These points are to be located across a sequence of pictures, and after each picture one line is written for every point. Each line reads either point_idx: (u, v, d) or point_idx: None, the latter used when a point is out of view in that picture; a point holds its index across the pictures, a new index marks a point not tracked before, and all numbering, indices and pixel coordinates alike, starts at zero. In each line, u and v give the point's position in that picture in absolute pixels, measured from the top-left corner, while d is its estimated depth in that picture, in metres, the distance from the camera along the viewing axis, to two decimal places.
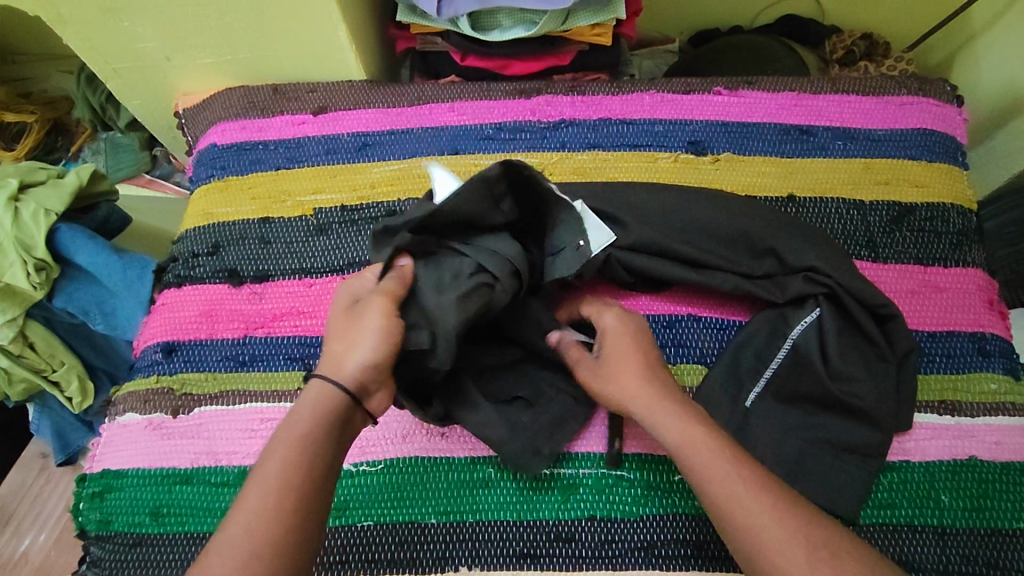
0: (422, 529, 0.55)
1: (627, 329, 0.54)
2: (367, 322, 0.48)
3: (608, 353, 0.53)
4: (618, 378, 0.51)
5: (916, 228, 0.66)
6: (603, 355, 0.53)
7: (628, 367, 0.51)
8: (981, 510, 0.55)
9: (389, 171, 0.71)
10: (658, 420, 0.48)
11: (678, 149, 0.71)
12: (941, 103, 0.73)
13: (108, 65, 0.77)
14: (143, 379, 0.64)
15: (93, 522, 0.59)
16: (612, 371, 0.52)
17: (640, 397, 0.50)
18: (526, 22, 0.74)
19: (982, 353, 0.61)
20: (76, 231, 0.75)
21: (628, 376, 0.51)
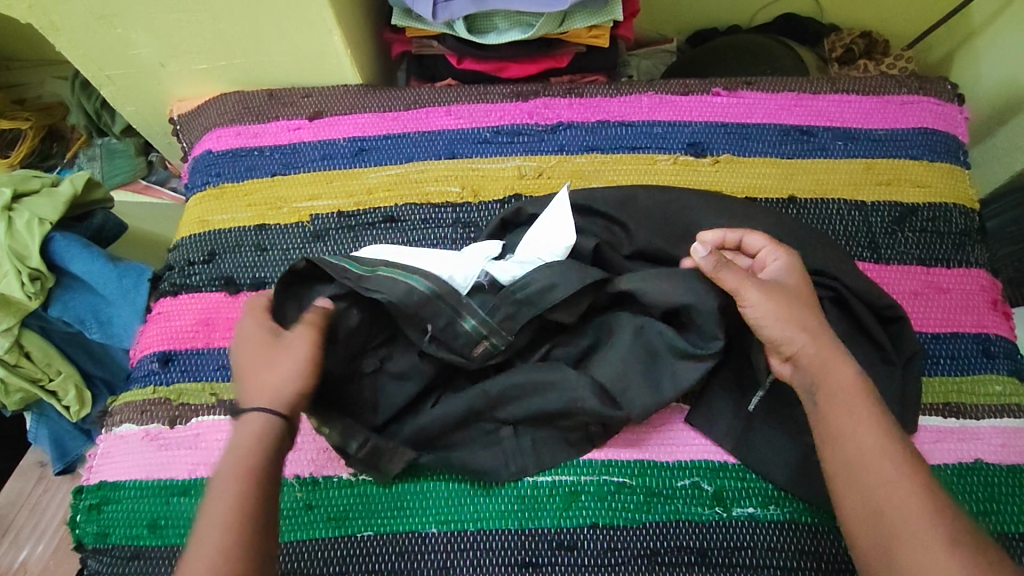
0: (421, 539, 0.55)
1: (796, 268, 0.53)
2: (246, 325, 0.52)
3: (778, 283, 0.52)
4: (788, 308, 0.50)
5: (918, 228, 0.66)
6: (780, 284, 0.52)
7: (805, 307, 0.51)
8: (987, 514, 0.54)
9: (385, 177, 0.71)
10: (835, 368, 0.48)
11: (677, 151, 0.70)
12: (942, 102, 0.72)
13: (102, 72, 0.76)
14: (139, 389, 0.64)
15: (90, 535, 0.58)
16: (778, 301, 0.50)
17: (823, 341, 0.49)
18: (522, 24, 0.73)
19: (986, 354, 0.61)
20: (71, 239, 0.75)
21: (805, 314, 0.50)
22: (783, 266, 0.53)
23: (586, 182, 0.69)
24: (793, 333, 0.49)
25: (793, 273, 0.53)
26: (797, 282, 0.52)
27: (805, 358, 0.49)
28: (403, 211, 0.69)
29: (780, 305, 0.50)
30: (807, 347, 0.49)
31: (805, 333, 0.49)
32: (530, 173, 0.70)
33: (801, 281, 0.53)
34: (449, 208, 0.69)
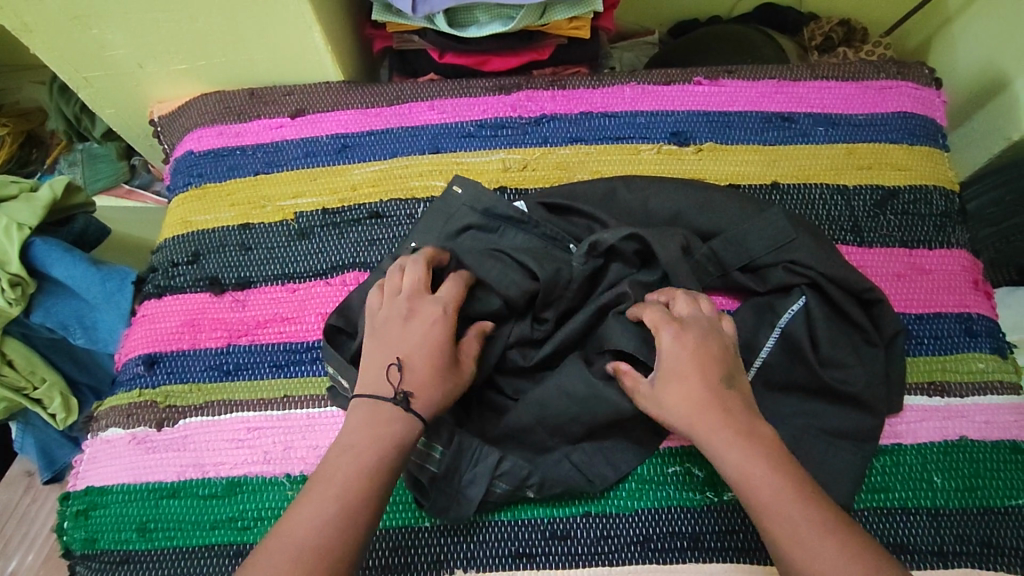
0: (415, 533, 0.55)
1: (682, 343, 0.49)
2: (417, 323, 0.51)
3: (664, 371, 0.49)
4: (670, 396, 0.48)
5: (900, 211, 0.66)
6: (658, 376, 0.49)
7: (684, 392, 0.48)
8: (973, 490, 0.55)
9: (370, 173, 0.70)
10: (728, 459, 0.46)
11: (661, 140, 0.70)
12: (920, 86, 0.73)
13: (79, 74, 0.75)
14: (125, 393, 0.63)
15: (78, 541, 0.58)
16: (657, 390, 0.49)
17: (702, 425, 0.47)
18: (503, 17, 0.73)
19: (969, 333, 0.61)
20: (51, 244, 0.74)
21: (684, 403, 0.47)
22: (668, 344, 0.49)
23: (570, 174, 0.69)
24: (680, 423, 0.48)
25: (681, 347, 0.49)
26: (685, 364, 0.48)
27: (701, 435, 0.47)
28: (388, 207, 0.69)
29: (659, 402, 0.48)
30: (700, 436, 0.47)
31: (688, 424, 0.47)
32: (514, 165, 0.70)
33: (709, 354, 0.49)
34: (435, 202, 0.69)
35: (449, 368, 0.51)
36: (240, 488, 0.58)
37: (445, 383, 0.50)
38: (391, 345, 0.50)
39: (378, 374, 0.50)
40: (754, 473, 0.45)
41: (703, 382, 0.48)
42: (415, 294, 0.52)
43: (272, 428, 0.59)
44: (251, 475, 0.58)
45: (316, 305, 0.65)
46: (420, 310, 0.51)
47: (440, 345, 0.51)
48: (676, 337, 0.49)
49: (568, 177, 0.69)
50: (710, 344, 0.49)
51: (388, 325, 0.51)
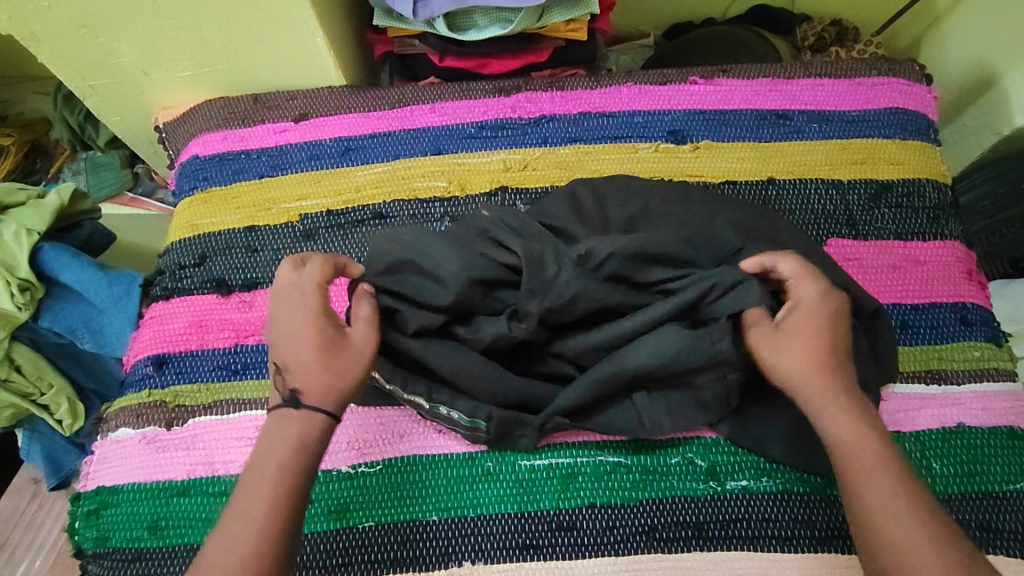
0: (423, 526, 0.55)
1: (824, 299, 0.50)
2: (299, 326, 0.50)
3: (787, 321, 0.50)
4: (788, 354, 0.49)
5: (894, 204, 0.68)
6: (782, 326, 0.50)
7: (803, 344, 0.49)
8: (971, 475, 0.56)
9: (373, 175, 0.72)
10: (830, 419, 0.47)
11: (658, 139, 0.72)
12: (911, 82, 0.74)
13: (85, 82, 0.77)
14: (134, 394, 0.64)
15: (90, 540, 0.58)
16: (778, 347, 0.49)
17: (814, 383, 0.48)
18: (501, 20, 0.74)
19: (965, 322, 0.62)
20: (59, 249, 0.75)
21: (800, 359, 0.49)
22: (806, 302, 0.50)
23: (570, 173, 0.71)
24: (788, 376, 0.49)
25: (826, 305, 0.50)
26: (808, 321, 0.50)
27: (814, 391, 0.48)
28: (392, 208, 0.70)
29: (785, 354, 0.49)
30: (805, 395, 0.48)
31: (795, 376, 0.49)
32: (515, 165, 0.71)
33: (824, 314, 0.50)
34: (437, 202, 0.70)
35: (329, 349, 0.49)
36: None
37: (323, 367, 0.48)
38: (281, 341, 0.50)
39: (269, 374, 0.50)
40: (851, 438, 0.46)
41: (818, 344, 0.49)
42: (282, 289, 0.52)
43: None
44: None
45: None
46: (286, 303, 0.51)
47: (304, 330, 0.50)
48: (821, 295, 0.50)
49: (568, 176, 0.71)
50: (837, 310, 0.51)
51: (277, 323, 0.51)
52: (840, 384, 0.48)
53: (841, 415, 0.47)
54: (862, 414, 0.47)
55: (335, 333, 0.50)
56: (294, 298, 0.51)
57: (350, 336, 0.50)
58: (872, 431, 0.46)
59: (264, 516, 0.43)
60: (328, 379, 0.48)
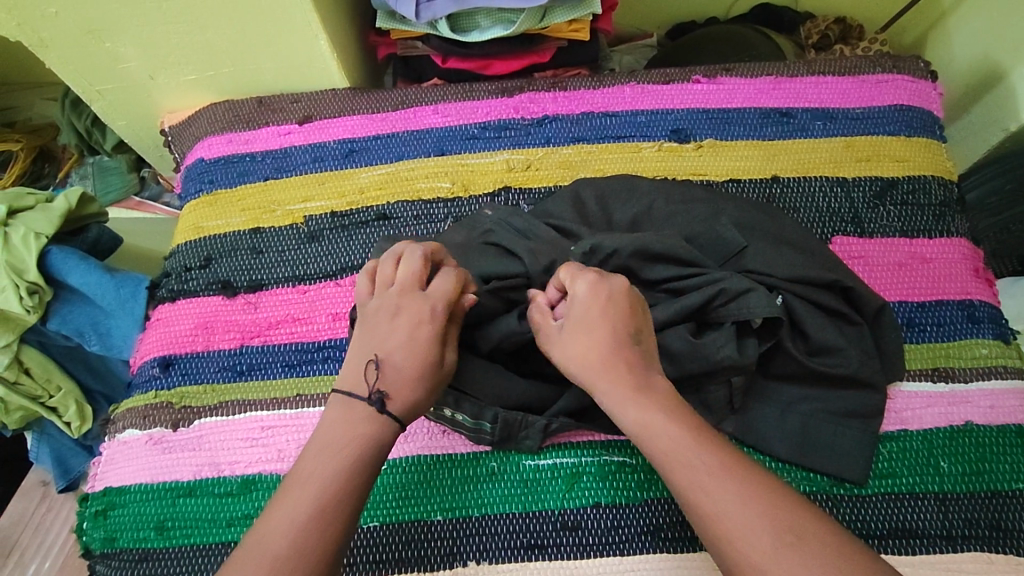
0: (428, 527, 0.55)
1: (593, 299, 0.47)
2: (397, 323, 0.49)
3: (572, 325, 0.47)
4: (572, 352, 0.47)
5: (899, 202, 0.67)
6: (568, 328, 0.48)
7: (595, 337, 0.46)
8: (979, 474, 0.55)
9: (377, 176, 0.72)
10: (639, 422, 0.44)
11: (661, 138, 0.71)
12: (916, 79, 0.74)
13: (92, 87, 0.78)
14: (141, 395, 0.64)
15: (97, 541, 0.59)
16: (564, 354, 0.48)
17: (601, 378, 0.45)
18: (504, 21, 0.74)
19: (972, 320, 0.62)
20: (67, 252, 0.75)
21: (584, 358, 0.46)
22: (579, 298, 0.47)
23: (573, 172, 0.71)
24: (581, 378, 0.47)
25: (597, 297, 0.47)
26: (592, 320, 0.47)
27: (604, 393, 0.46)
28: (395, 209, 0.70)
29: (564, 353, 0.47)
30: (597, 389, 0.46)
31: (590, 380, 0.46)
32: (518, 166, 0.71)
33: (607, 307, 0.47)
34: (441, 203, 0.70)
35: (429, 368, 0.48)
36: (255, 486, 0.59)
37: (418, 383, 0.48)
38: (378, 344, 0.48)
39: (358, 370, 0.48)
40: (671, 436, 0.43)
41: (612, 338, 0.46)
42: (406, 287, 0.50)
43: (286, 426, 0.61)
44: (265, 473, 0.59)
45: (327, 306, 0.66)
46: (407, 303, 0.49)
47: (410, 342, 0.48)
48: (586, 292, 0.47)
49: (571, 176, 0.71)
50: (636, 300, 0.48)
51: (382, 323, 0.49)
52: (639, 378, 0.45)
53: (652, 416, 0.44)
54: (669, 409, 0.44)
55: (436, 353, 0.49)
56: (395, 284, 0.50)
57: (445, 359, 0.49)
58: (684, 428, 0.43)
59: (309, 515, 0.42)
60: (415, 395, 0.47)
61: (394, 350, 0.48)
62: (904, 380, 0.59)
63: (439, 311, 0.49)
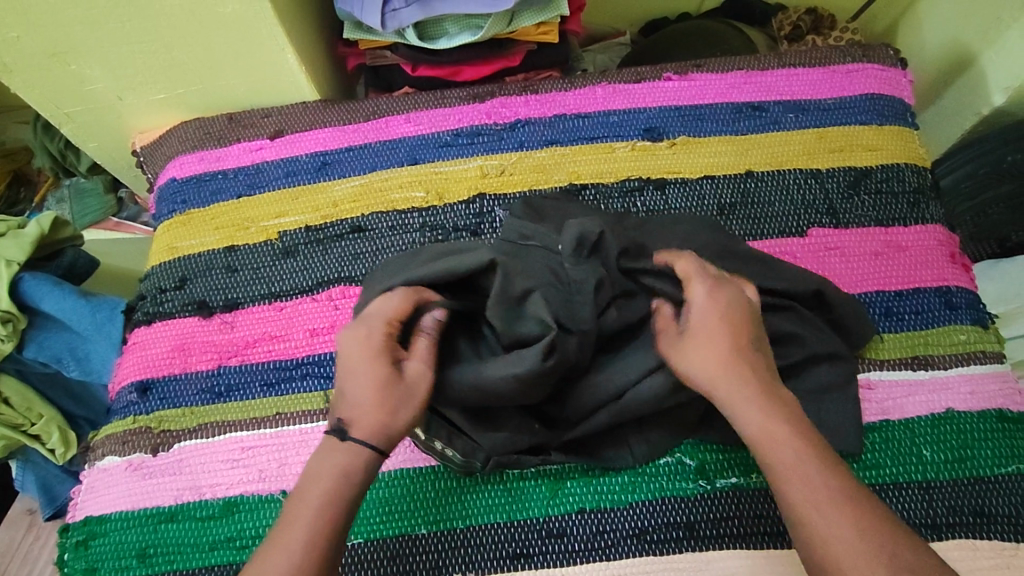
0: (412, 541, 0.55)
1: (720, 303, 0.49)
2: (342, 359, 0.48)
3: (698, 325, 0.48)
4: (704, 354, 0.47)
5: (874, 190, 0.67)
6: (694, 327, 0.48)
7: (713, 339, 0.47)
8: (962, 461, 0.55)
9: (350, 189, 0.71)
10: (744, 414, 0.45)
11: (634, 137, 0.71)
12: (886, 68, 0.74)
13: (60, 110, 0.77)
14: (119, 422, 0.63)
15: (78, 571, 0.58)
16: (682, 352, 0.48)
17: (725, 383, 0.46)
18: (471, 27, 0.74)
19: (949, 306, 0.62)
20: (40, 279, 0.75)
21: (719, 365, 0.46)
22: (698, 301, 0.49)
23: (547, 176, 0.70)
24: (701, 379, 0.47)
25: (714, 305, 0.48)
26: (707, 320, 0.48)
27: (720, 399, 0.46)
28: (370, 220, 0.69)
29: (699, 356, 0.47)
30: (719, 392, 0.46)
31: (713, 373, 0.46)
32: (492, 171, 0.71)
33: (721, 309, 0.48)
34: (415, 213, 0.70)
35: (389, 390, 0.46)
36: (237, 508, 0.58)
37: (371, 406, 0.46)
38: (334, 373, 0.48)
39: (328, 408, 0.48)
40: (772, 432, 0.44)
41: (724, 340, 0.47)
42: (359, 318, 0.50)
43: (267, 445, 0.60)
44: (247, 494, 0.58)
45: (304, 321, 0.65)
46: (353, 332, 0.49)
47: (356, 379, 0.47)
48: (711, 299, 0.49)
49: (546, 179, 0.70)
50: (734, 298, 0.49)
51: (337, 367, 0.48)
52: (759, 379, 0.46)
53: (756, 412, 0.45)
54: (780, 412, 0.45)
55: (393, 370, 0.47)
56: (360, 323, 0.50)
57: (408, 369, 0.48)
58: (788, 426, 0.44)
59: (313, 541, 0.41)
60: (379, 416, 0.46)
61: (346, 380, 0.47)
62: (882, 369, 0.59)
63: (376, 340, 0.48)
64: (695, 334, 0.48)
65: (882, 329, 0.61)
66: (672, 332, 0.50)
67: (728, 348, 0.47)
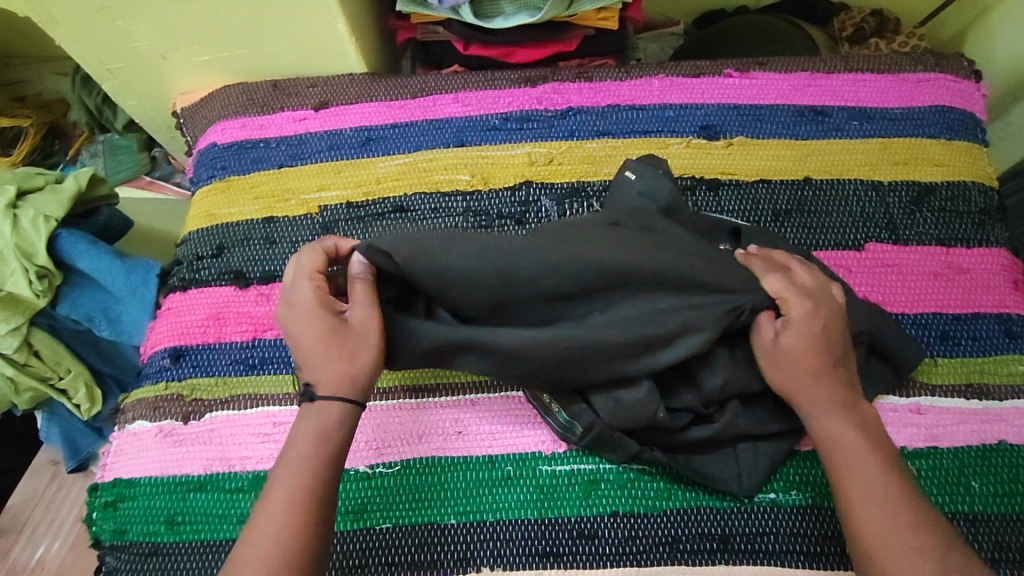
0: (443, 530, 0.54)
1: (812, 316, 0.52)
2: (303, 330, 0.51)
3: (789, 341, 0.52)
4: (795, 368, 0.51)
5: (937, 208, 0.65)
6: (780, 351, 0.52)
7: (804, 359, 0.51)
8: (1012, 495, 0.54)
9: (394, 166, 0.70)
10: (827, 423, 0.50)
11: (690, 134, 0.69)
12: (959, 79, 0.71)
13: (103, 66, 0.75)
14: (151, 386, 0.63)
15: (107, 532, 0.58)
16: (806, 350, 0.51)
17: (813, 389, 0.51)
18: (529, 8, 0.72)
19: (1009, 334, 0.60)
20: (77, 236, 0.74)
21: (806, 374, 0.51)
22: (800, 321, 0.52)
23: (598, 167, 0.68)
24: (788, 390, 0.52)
25: (812, 325, 0.51)
26: (803, 343, 0.51)
27: (813, 410, 0.51)
28: (413, 201, 0.68)
29: (779, 370, 0.52)
30: (804, 398, 0.51)
31: (796, 390, 0.51)
32: (540, 159, 0.69)
33: (835, 318, 0.52)
34: (459, 196, 0.68)
35: (336, 352, 0.50)
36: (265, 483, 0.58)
37: (328, 359, 0.50)
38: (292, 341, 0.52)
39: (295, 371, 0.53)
40: (840, 433, 0.50)
41: (823, 351, 0.52)
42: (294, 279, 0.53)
43: None
44: None
45: None
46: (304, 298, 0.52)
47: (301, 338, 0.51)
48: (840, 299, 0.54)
49: (596, 172, 0.68)
50: (832, 310, 0.53)
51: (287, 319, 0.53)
52: (840, 388, 0.51)
53: (828, 413, 0.50)
54: (849, 416, 0.50)
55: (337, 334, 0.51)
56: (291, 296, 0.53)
57: (352, 320, 0.51)
58: (859, 430, 0.50)
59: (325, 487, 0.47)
60: (342, 366, 0.50)
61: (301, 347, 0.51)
62: (934, 394, 0.57)
63: (308, 301, 0.52)
64: (800, 347, 0.51)
65: (935, 352, 0.59)
66: (772, 341, 0.52)
67: (811, 359, 0.51)
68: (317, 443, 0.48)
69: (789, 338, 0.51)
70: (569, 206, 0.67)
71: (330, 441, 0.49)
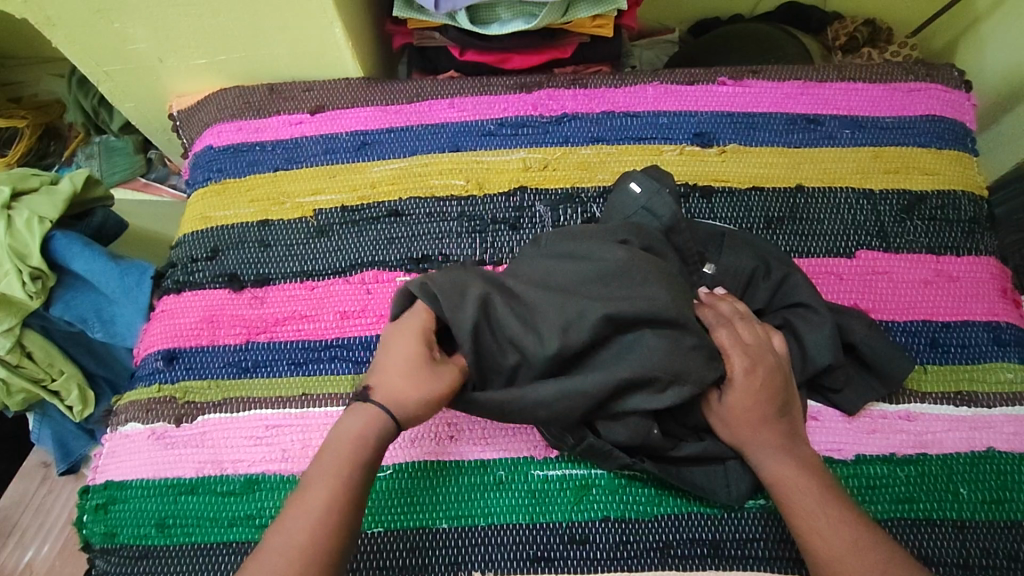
0: (434, 535, 0.54)
1: (752, 369, 0.52)
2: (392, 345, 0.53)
3: (733, 398, 0.52)
4: (743, 423, 0.52)
5: (927, 216, 0.65)
6: (725, 411, 0.52)
7: (748, 413, 0.52)
8: (1000, 502, 0.54)
9: (389, 171, 0.70)
10: (774, 461, 0.51)
11: (684, 141, 0.69)
12: (949, 89, 0.71)
13: (100, 68, 0.75)
14: (144, 388, 0.63)
15: (97, 535, 0.58)
16: (751, 405, 0.52)
17: (760, 438, 0.52)
18: (525, 15, 0.72)
19: (998, 342, 0.60)
20: (71, 238, 0.74)
21: (754, 424, 0.52)
22: (740, 379, 0.52)
23: (592, 173, 0.69)
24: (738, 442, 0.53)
25: (753, 379, 0.52)
26: (746, 400, 0.52)
27: (759, 457, 0.52)
28: (408, 205, 0.68)
29: (725, 425, 0.53)
30: (752, 450, 0.52)
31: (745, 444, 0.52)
32: (535, 164, 0.69)
33: (778, 370, 0.53)
34: (454, 201, 0.68)
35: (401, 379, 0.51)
36: (258, 486, 0.57)
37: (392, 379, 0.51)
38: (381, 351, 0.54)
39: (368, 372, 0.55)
40: (787, 475, 0.51)
41: (766, 403, 0.52)
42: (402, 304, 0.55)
43: (292, 425, 0.59)
44: (269, 473, 0.58)
45: (335, 303, 0.64)
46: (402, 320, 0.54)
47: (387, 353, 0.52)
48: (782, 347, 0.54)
49: (590, 177, 0.69)
50: (773, 364, 0.53)
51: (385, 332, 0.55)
52: (784, 429, 0.52)
53: (775, 456, 0.51)
54: (793, 456, 0.51)
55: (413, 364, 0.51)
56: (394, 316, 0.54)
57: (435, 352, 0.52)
58: (803, 470, 0.51)
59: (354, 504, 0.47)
60: (403, 388, 0.51)
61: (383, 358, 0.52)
62: (923, 401, 0.58)
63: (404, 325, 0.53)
64: (745, 401, 0.52)
65: (924, 360, 0.59)
66: (717, 400, 0.53)
67: (756, 412, 0.52)
68: (354, 447, 0.49)
69: (734, 395, 0.52)
70: (563, 212, 0.67)
71: (365, 447, 0.49)
